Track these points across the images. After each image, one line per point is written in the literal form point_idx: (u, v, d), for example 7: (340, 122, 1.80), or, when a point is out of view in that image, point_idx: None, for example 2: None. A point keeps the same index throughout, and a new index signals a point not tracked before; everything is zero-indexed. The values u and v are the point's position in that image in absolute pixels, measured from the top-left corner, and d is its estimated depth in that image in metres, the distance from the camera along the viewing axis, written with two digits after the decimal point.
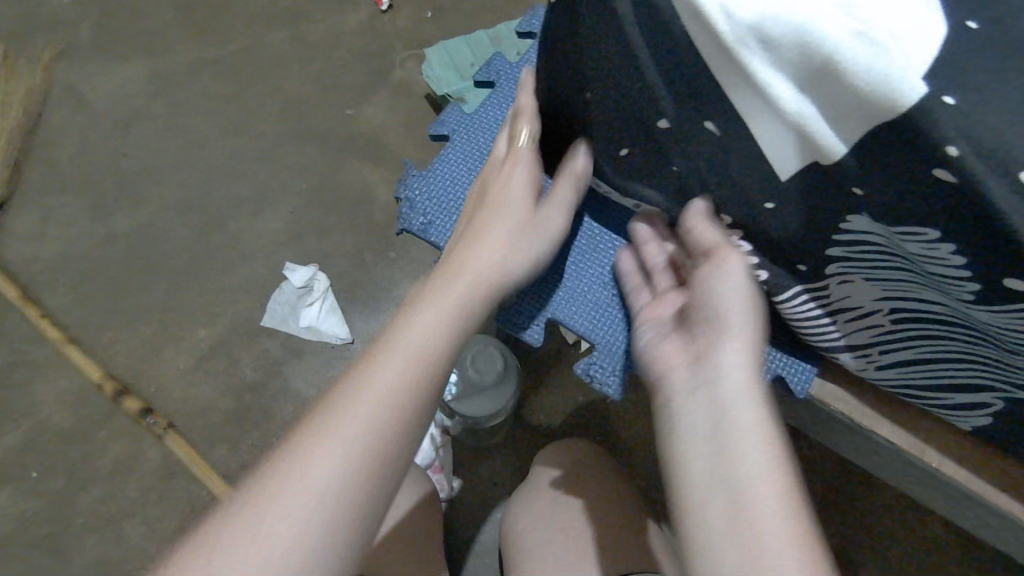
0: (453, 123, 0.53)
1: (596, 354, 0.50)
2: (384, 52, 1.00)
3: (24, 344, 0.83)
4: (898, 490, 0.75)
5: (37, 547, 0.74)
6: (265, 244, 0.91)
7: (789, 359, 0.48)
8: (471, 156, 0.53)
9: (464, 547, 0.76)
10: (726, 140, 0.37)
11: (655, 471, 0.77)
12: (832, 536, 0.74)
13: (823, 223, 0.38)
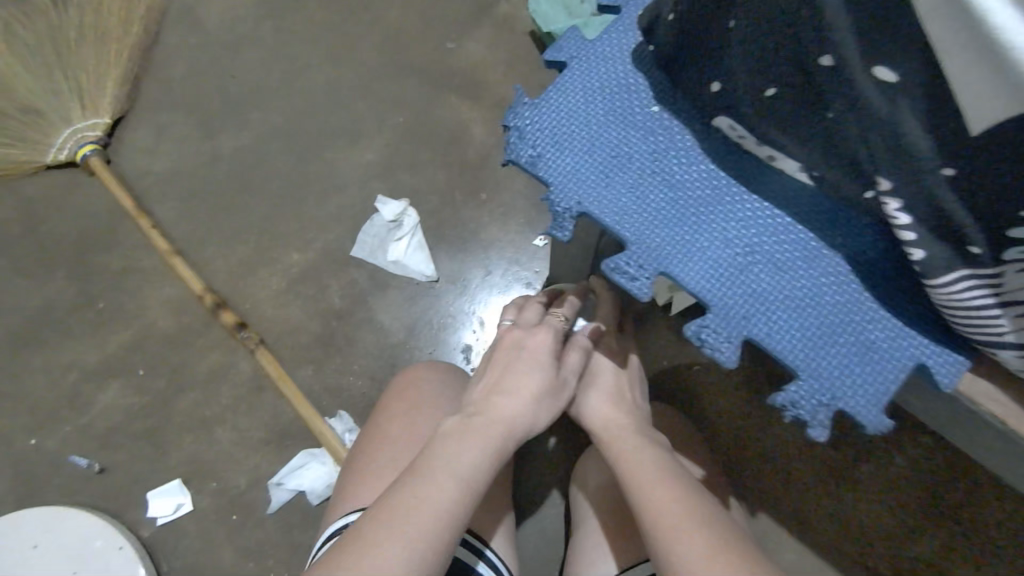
0: (572, 48, 0.47)
1: (710, 316, 0.42)
2: None
3: (134, 250, 0.87)
4: (978, 479, 0.75)
5: (137, 439, 0.78)
6: (359, 174, 0.90)
7: (935, 347, 0.41)
8: (588, 84, 0.46)
9: (532, 492, 0.77)
10: (904, 84, 0.31)
11: (733, 442, 0.77)
12: (905, 520, 0.74)
13: (1018, 192, 0.31)
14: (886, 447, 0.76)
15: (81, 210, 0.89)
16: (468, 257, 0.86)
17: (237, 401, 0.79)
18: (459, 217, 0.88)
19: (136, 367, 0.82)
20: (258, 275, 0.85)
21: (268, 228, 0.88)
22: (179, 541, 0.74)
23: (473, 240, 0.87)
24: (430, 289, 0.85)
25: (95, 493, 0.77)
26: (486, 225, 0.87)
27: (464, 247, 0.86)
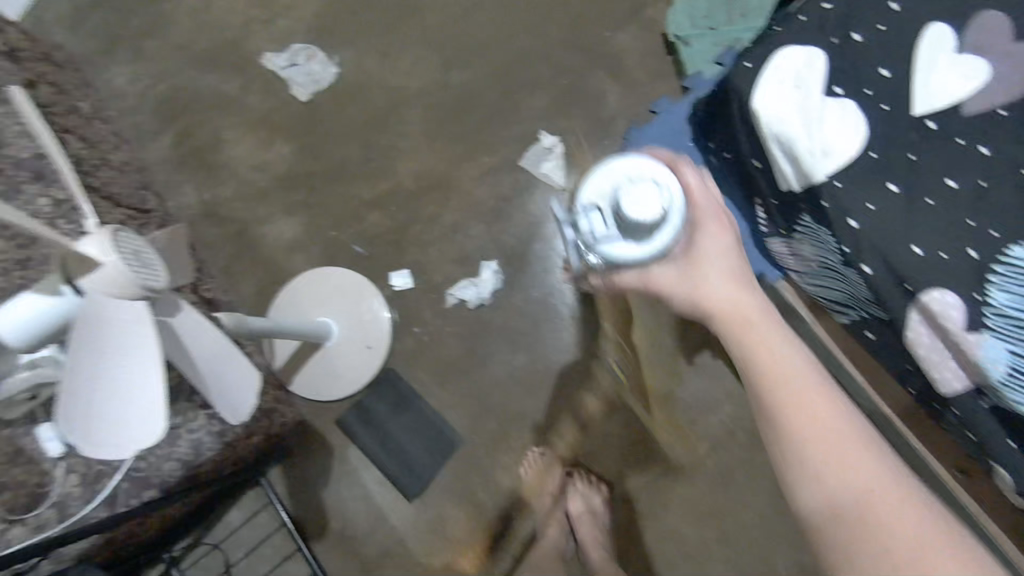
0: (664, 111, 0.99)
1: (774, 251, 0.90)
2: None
3: (395, 135, 1.45)
4: None
5: (385, 244, 1.42)
6: (533, 114, 1.40)
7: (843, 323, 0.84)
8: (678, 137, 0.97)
9: (587, 341, 1.30)
10: (768, 163, 0.77)
11: (714, 341, 1.26)
12: None
13: (805, 204, 0.75)
14: None
15: (366, 105, 1.47)
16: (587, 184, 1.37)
17: (444, 236, 1.40)
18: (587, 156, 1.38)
19: (390, 204, 1.43)
20: (463, 164, 1.42)
21: (472, 136, 1.42)
22: (405, 301, 1.39)
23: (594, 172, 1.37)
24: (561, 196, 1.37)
25: (364, 266, 1.42)
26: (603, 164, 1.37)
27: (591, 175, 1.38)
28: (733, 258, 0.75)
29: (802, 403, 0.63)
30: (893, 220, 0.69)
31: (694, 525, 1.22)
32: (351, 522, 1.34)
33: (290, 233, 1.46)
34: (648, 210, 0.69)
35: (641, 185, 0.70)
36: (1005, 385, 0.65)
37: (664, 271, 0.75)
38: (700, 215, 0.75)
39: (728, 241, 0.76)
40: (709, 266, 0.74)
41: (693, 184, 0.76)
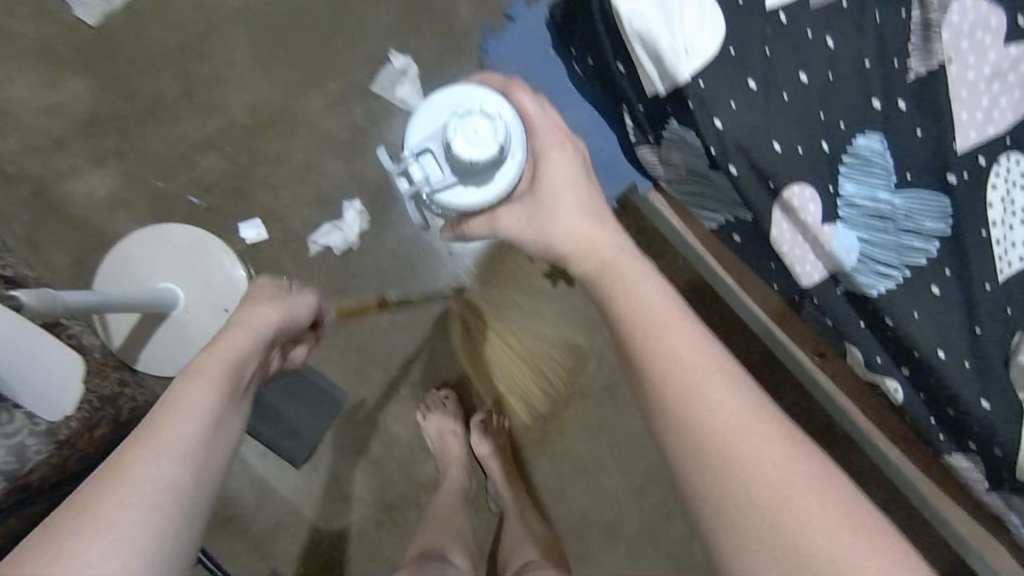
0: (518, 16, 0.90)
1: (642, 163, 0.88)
2: None
3: (217, 61, 1.25)
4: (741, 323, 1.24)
5: (226, 191, 1.24)
6: (378, 30, 1.26)
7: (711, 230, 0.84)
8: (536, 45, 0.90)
9: (465, 274, 1.25)
10: (633, 65, 0.73)
11: None
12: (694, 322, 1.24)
13: (673, 107, 0.72)
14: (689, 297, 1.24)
15: (176, 26, 1.24)
16: None
17: (294, 176, 1.25)
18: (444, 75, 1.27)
19: (224, 145, 1.25)
20: (305, 94, 1.25)
21: (312, 59, 1.25)
22: (260, 254, 1.25)
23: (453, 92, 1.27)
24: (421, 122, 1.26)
25: (204, 219, 1.24)
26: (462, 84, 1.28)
27: None
28: (580, 188, 0.72)
29: (672, 326, 0.56)
30: (753, 117, 0.69)
31: (587, 440, 1.25)
32: (233, 499, 1.23)
33: (104, 188, 1.23)
34: (476, 143, 0.70)
35: (470, 120, 0.71)
36: (856, 268, 0.70)
37: (510, 213, 0.75)
38: (541, 139, 0.75)
39: (574, 168, 0.73)
40: (553, 190, 0.72)
41: (530, 111, 0.76)
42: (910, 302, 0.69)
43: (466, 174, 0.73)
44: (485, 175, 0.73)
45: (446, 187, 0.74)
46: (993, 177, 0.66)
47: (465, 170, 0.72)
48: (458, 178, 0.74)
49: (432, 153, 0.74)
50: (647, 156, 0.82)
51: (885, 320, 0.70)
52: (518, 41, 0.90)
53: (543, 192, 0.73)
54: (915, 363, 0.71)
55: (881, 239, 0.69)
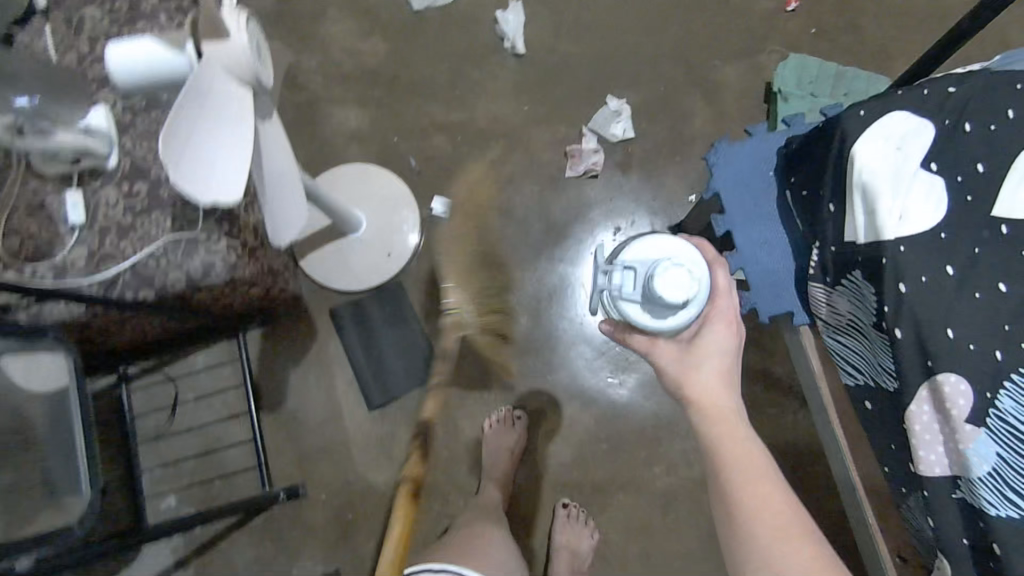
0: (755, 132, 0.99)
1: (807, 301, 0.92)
2: (763, 37, 1.43)
3: (486, 71, 1.46)
4: (821, 506, 1.20)
5: (439, 169, 1.44)
6: (622, 103, 1.42)
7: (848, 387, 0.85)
8: (759, 160, 0.97)
9: (591, 330, 1.33)
10: (842, 210, 0.80)
11: None
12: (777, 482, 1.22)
13: (863, 261, 0.77)
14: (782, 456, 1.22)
15: (470, 34, 1.48)
16: (647, 188, 1.39)
17: (496, 183, 1.42)
18: (657, 161, 1.39)
19: (457, 134, 1.45)
20: (538, 126, 1.43)
21: (558, 102, 1.44)
22: (436, 227, 1.41)
23: (658, 179, 1.39)
24: (618, 190, 1.39)
25: (410, 181, 1.44)
26: (669, 175, 1.39)
27: (653, 183, 1.39)
28: (725, 362, 0.75)
29: (766, 494, 0.69)
30: (939, 298, 0.72)
31: (623, 535, 1.24)
32: (306, 407, 1.36)
33: (353, 124, 1.47)
34: (675, 292, 0.69)
35: (680, 269, 0.70)
36: (982, 480, 0.68)
37: (666, 357, 0.76)
38: (721, 311, 0.75)
39: (730, 346, 0.75)
40: (707, 360, 0.74)
41: (723, 283, 0.75)
42: None
43: (656, 310, 0.73)
44: (670, 318, 0.72)
45: (629, 304, 0.74)
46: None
47: (655, 303, 0.72)
48: (644, 302, 0.73)
49: (635, 271, 0.74)
50: (818, 294, 0.86)
51: (991, 545, 0.67)
52: (746, 151, 0.98)
53: (704, 364, 0.74)
54: None
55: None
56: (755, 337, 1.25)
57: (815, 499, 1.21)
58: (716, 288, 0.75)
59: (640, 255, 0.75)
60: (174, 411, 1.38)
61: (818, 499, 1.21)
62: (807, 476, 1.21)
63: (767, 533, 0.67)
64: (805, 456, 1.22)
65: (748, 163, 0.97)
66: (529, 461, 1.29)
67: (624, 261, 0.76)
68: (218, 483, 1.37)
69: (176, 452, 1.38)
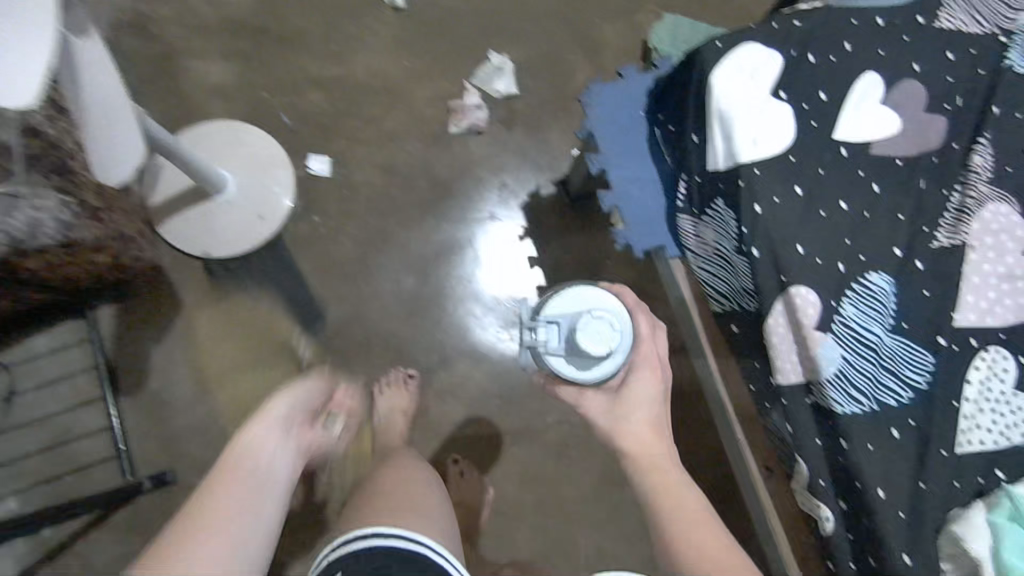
0: (626, 73, 1.01)
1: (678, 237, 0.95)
2: None
3: (361, 22, 1.39)
4: (705, 441, 1.26)
5: (314, 125, 1.35)
6: (503, 59, 1.40)
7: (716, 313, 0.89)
8: (631, 101, 0.99)
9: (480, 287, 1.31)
10: (704, 139, 0.83)
11: None
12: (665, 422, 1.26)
13: (724, 186, 0.80)
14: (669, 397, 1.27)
15: None
16: (532, 143, 1.38)
17: (376, 140, 1.36)
18: (540, 117, 1.39)
19: (333, 90, 1.37)
20: (418, 82, 1.38)
21: (439, 57, 1.40)
22: (313, 187, 1.33)
23: (542, 134, 1.39)
24: (503, 146, 1.37)
25: (283, 139, 1.34)
26: (553, 131, 1.39)
27: (537, 139, 1.38)
28: (654, 409, 0.79)
29: (708, 532, 0.73)
30: (789, 217, 0.76)
31: (520, 488, 1.24)
32: (173, 387, 1.24)
33: (215, 78, 1.35)
34: (597, 345, 0.73)
35: (601, 321, 0.74)
36: (831, 382, 0.73)
37: (595, 403, 0.80)
38: (647, 354, 0.79)
39: (657, 392, 0.79)
40: (636, 405, 0.79)
41: (644, 331, 0.79)
42: (868, 434, 0.71)
43: (581, 358, 0.75)
44: (593, 366, 0.75)
45: (554, 359, 0.76)
46: (978, 358, 0.72)
47: (579, 355, 0.75)
48: (568, 355, 0.76)
49: (558, 325, 0.77)
50: (686, 224, 0.89)
51: (840, 441, 0.72)
52: (619, 93, 0.99)
53: (634, 408, 0.79)
54: (855, 497, 0.72)
55: (863, 366, 0.73)
56: (638, 287, 1.31)
57: (700, 436, 1.26)
58: (638, 337, 0.79)
59: (563, 309, 0.77)
60: (9, 403, 1.20)
61: (701, 435, 1.26)
62: (691, 414, 1.27)
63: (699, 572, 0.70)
64: (689, 395, 1.27)
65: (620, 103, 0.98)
66: (421, 424, 1.25)
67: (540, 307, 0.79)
68: (68, 479, 1.19)
69: (12, 449, 1.19)
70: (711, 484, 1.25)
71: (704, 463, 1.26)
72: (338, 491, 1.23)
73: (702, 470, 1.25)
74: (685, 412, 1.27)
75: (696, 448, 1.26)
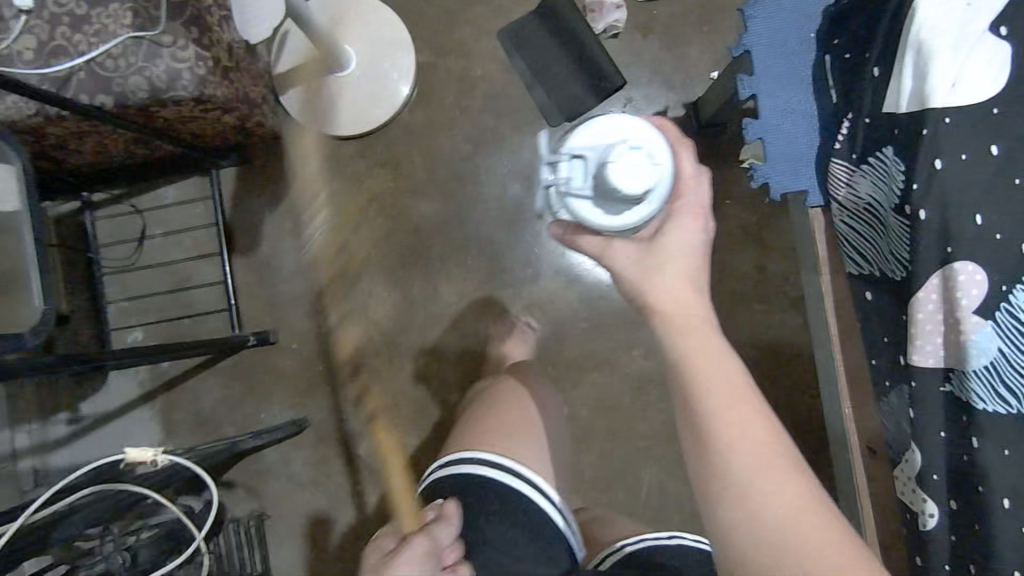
0: None
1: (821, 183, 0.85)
2: None
3: None
4: (796, 401, 1.20)
5: (443, 8, 1.29)
6: None
7: (850, 272, 0.80)
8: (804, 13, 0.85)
9: None
10: (888, 72, 0.72)
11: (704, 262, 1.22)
12: (759, 374, 1.20)
13: (899, 133, 0.70)
14: (767, 348, 1.21)
15: None
16: (668, 57, 1.26)
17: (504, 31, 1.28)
18: (684, 27, 1.26)
19: None
20: None
21: None
22: (432, 74, 1.29)
23: (682, 47, 1.26)
24: (636, 55, 1.26)
25: (409, 19, 1.29)
26: (695, 45, 1.26)
27: (675, 53, 1.26)
28: (691, 265, 0.64)
29: (742, 399, 0.59)
30: (975, 179, 0.65)
31: (593, 410, 1.24)
32: (282, 252, 1.30)
33: None
34: (632, 179, 0.61)
35: (637, 151, 0.62)
36: (977, 375, 0.64)
37: (614, 250, 0.67)
38: (688, 178, 0.65)
39: (698, 242, 0.64)
40: (671, 237, 0.64)
41: (686, 167, 0.65)
42: (1008, 438, 0.63)
43: (612, 199, 0.64)
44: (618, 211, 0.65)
45: (580, 199, 0.66)
46: None
47: (604, 193, 0.64)
48: (596, 197, 0.66)
49: (585, 161, 0.66)
50: (839, 171, 0.79)
51: (970, 438, 0.65)
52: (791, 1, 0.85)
53: (671, 238, 0.64)
54: (971, 499, 0.66)
55: (1021, 366, 0.63)
56: (754, 231, 1.22)
57: (792, 394, 1.20)
58: (677, 175, 0.65)
59: (593, 141, 0.66)
60: (140, 244, 1.30)
61: (793, 393, 1.20)
62: (787, 370, 1.20)
63: (748, 466, 0.56)
64: (787, 351, 1.20)
65: (790, 16, 0.85)
66: (506, 332, 1.26)
67: (570, 147, 0.67)
68: (185, 321, 1.30)
69: (139, 288, 1.30)
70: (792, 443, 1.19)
71: (790, 423, 1.20)
72: (417, 378, 1.27)
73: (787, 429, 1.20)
74: (781, 367, 1.20)
75: (786, 406, 1.20)
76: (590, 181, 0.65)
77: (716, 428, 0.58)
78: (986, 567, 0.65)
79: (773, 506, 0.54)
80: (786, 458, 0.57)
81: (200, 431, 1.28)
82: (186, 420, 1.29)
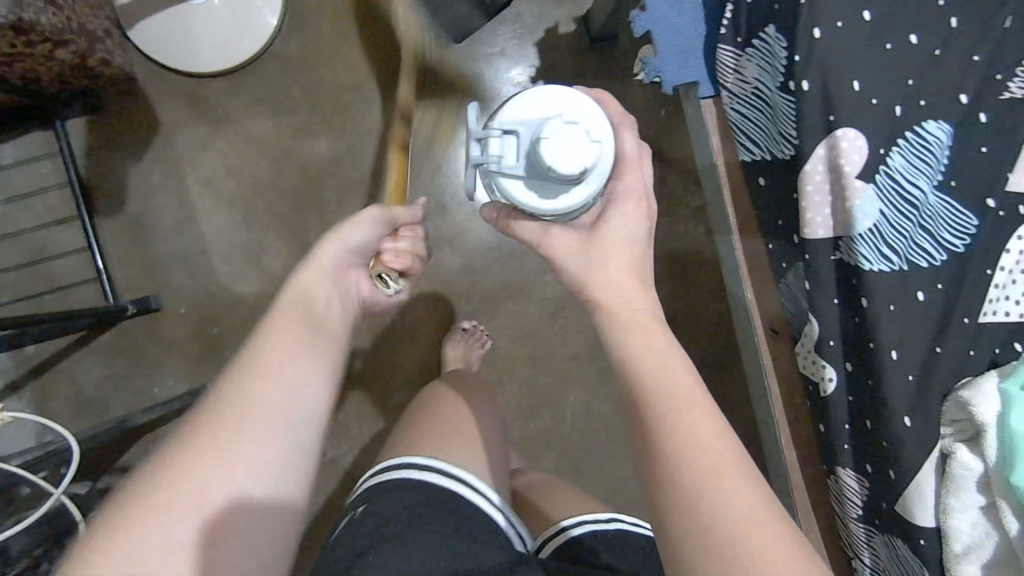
0: None
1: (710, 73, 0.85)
2: None
3: None
4: (705, 308, 1.23)
5: None
6: None
7: (743, 157, 0.81)
8: None
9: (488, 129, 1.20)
10: None
11: None
12: (669, 284, 1.23)
13: (780, 8, 0.70)
14: (676, 258, 1.23)
15: None
16: None
17: None
18: None
19: None
20: None
21: None
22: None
23: None
24: None
25: None
26: None
27: None
28: (634, 251, 0.61)
29: (694, 401, 0.54)
30: (851, 47, 0.66)
31: (512, 339, 1.22)
32: (155, 209, 1.17)
33: None
34: (567, 161, 0.54)
35: (574, 127, 0.55)
36: (862, 238, 0.67)
37: (556, 242, 0.63)
38: (630, 170, 0.61)
39: (641, 231, 0.61)
40: (609, 223, 0.61)
41: (629, 154, 0.61)
42: (893, 294, 0.66)
43: (547, 183, 0.57)
44: (552, 192, 0.58)
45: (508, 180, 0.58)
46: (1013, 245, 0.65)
47: (539, 173, 0.57)
48: (527, 177, 0.58)
49: (516, 139, 0.58)
50: (725, 57, 0.78)
51: (861, 300, 0.68)
52: None
53: (614, 223, 0.61)
54: (866, 359, 0.69)
55: (901, 224, 0.66)
56: (653, 143, 1.22)
57: (701, 301, 1.23)
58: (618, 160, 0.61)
59: (520, 118, 0.58)
60: None
61: (703, 300, 1.23)
62: (696, 278, 1.23)
63: (700, 464, 0.51)
64: (694, 260, 1.23)
65: None
66: (415, 269, 1.21)
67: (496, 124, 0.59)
68: (48, 297, 1.14)
69: None
70: (704, 347, 1.23)
71: (701, 329, 1.23)
72: None
73: (698, 335, 1.23)
74: (689, 277, 1.23)
75: (696, 313, 1.23)
76: (518, 162, 0.57)
77: (668, 429, 0.53)
78: (880, 421, 0.68)
79: (727, 509, 0.49)
80: (737, 458, 0.53)
81: (85, 416, 1.16)
82: (67, 405, 1.16)
